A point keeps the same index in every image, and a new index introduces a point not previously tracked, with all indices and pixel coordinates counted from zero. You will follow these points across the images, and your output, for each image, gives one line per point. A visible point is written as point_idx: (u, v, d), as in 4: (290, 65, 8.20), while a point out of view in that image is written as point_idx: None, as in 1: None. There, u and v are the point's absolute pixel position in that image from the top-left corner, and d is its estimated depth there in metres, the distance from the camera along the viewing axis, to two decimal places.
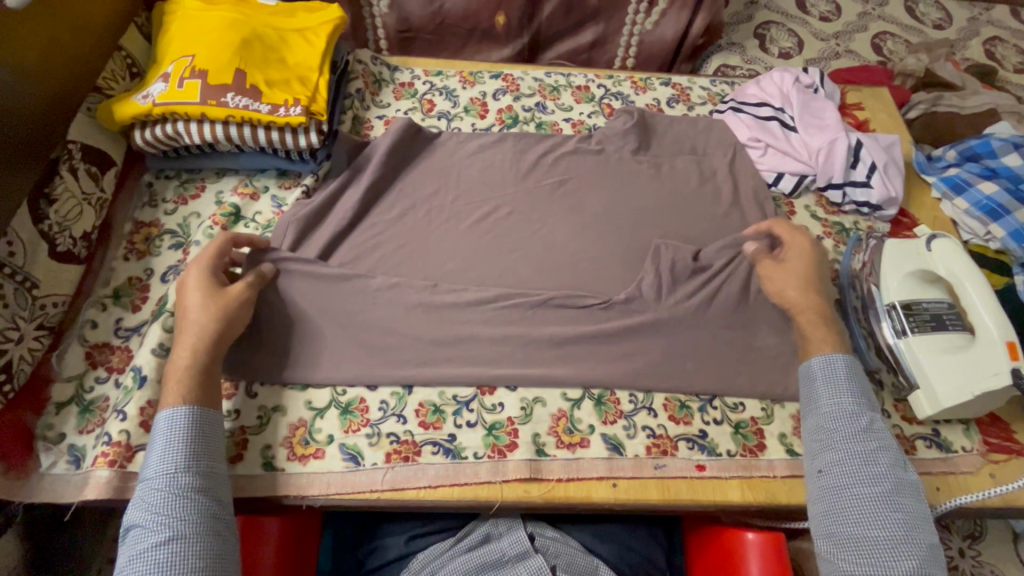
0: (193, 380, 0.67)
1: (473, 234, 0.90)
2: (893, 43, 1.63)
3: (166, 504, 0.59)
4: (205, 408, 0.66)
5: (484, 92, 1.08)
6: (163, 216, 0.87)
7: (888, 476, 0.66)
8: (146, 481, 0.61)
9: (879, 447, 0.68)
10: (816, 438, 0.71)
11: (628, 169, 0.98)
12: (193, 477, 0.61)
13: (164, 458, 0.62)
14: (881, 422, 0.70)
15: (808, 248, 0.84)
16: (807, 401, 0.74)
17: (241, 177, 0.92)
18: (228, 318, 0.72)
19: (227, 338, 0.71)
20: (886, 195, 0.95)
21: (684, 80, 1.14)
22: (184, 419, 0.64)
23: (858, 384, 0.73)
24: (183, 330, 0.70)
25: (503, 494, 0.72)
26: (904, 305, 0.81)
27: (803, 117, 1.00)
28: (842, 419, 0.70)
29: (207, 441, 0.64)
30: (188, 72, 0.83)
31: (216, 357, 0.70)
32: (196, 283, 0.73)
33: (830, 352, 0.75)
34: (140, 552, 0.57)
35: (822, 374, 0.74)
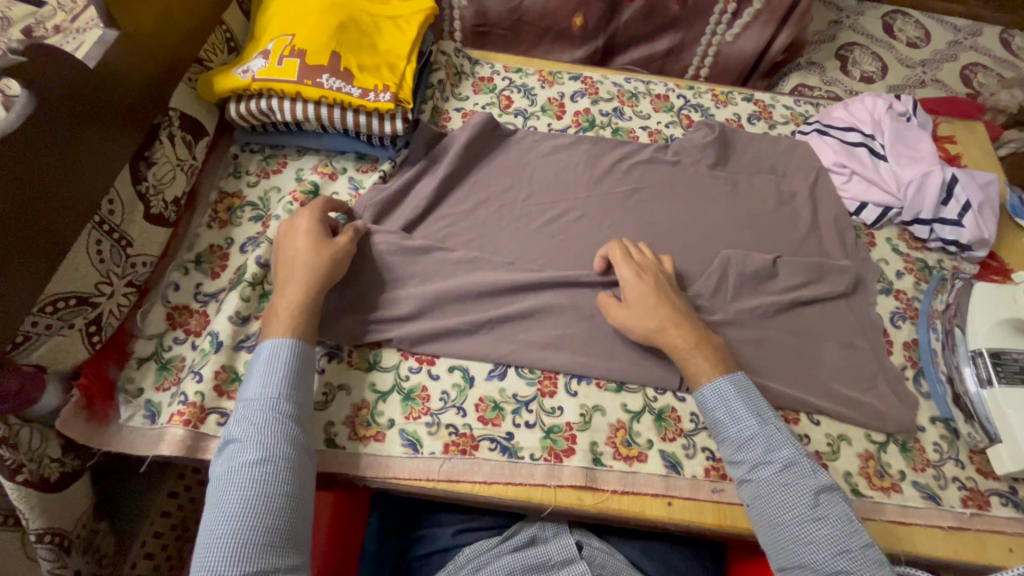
0: (298, 314, 0.69)
1: (544, 234, 0.90)
2: (984, 75, 1.55)
3: (266, 426, 0.61)
4: (306, 343, 0.68)
5: (563, 93, 1.07)
6: (246, 188, 0.90)
7: (804, 493, 0.63)
8: (247, 403, 0.63)
9: (784, 467, 0.65)
10: (734, 468, 0.68)
11: (703, 183, 0.96)
12: (293, 408, 0.64)
13: (267, 383, 0.64)
14: (781, 434, 0.67)
15: (636, 274, 0.79)
16: (712, 430, 0.71)
17: (322, 157, 0.94)
18: (333, 262, 0.75)
19: (331, 280, 0.74)
20: (978, 236, 0.90)
21: (767, 97, 1.11)
22: (289, 351, 0.66)
23: (749, 402, 0.69)
24: (291, 269, 0.73)
25: (557, 498, 0.71)
26: (992, 354, 0.78)
27: (896, 146, 0.96)
28: (750, 445, 0.67)
29: (304, 374, 0.67)
30: (288, 51, 0.85)
31: (319, 297, 0.72)
32: (307, 228, 0.77)
33: (722, 375, 0.71)
34: (236, 465, 0.59)
35: (714, 402, 0.70)
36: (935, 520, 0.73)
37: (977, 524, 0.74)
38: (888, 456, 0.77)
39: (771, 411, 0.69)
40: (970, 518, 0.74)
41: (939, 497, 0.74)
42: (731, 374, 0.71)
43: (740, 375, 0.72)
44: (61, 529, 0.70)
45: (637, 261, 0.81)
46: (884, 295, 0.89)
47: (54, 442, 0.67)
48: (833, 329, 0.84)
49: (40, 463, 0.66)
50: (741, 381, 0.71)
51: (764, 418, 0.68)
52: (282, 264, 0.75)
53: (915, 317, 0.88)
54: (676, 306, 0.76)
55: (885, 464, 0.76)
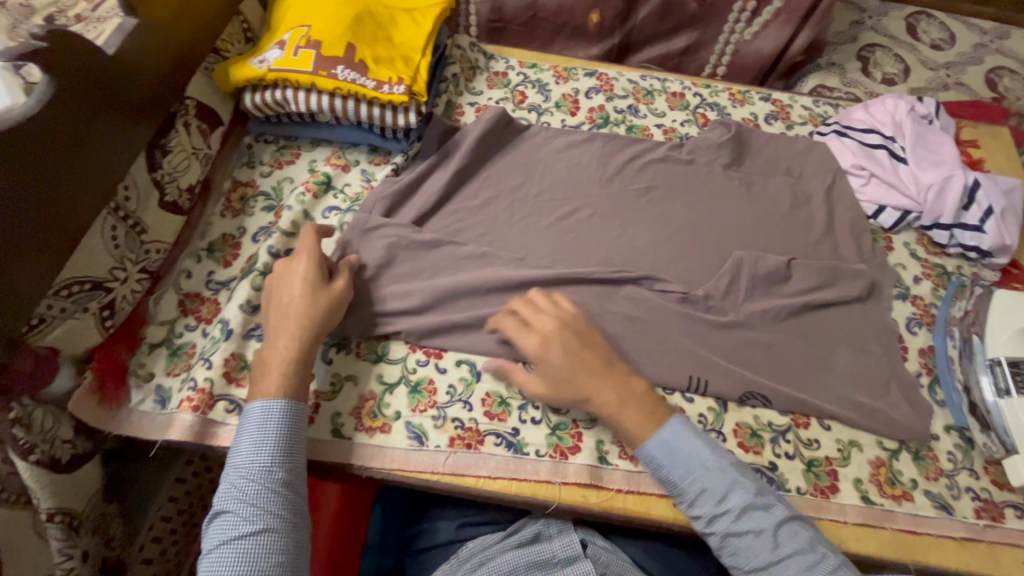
0: (292, 368, 0.68)
1: (554, 231, 0.90)
2: (1010, 80, 1.52)
3: (260, 495, 0.61)
4: (297, 403, 0.67)
5: (577, 89, 1.07)
6: (259, 178, 0.91)
7: (765, 536, 0.63)
8: (236, 470, 0.63)
9: (738, 511, 0.64)
10: (694, 521, 0.67)
11: (717, 183, 0.95)
12: (287, 473, 0.64)
13: (255, 449, 0.64)
14: (729, 476, 0.66)
15: (540, 343, 0.72)
16: (665, 485, 0.68)
17: (335, 148, 0.95)
18: (329, 312, 0.73)
19: (327, 330, 0.72)
20: (1000, 243, 0.88)
21: (785, 97, 1.10)
22: (280, 413, 0.65)
23: (692, 449, 0.67)
24: (284, 318, 0.71)
25: (562, 495, 0.71)
26: (1011, 363, 0.77)
27: (916, 149, 0.94)
28: (702, 499, 0.66)
29: (292, 433, 0.65)
30: (304, 42, 0.86)
31: (312, 350, 0.71)
32: (304, 274, 0.74)
33: (657, 428, 0.69)
34: (229, 539, 0.60)
35: (660, 456, 0.68)
36: (947, 530, 0.72)
37: (991, 536, 0.72)
38: (900, 464, 0.75)
39: (715, 453, 0.67)
40: (983, 530, 0.72)
41: (952, 507, 0.73)
42: (667, 423, 0.69)
43: (679, 419, 0.69)
44: (73, 509, 0.70)
45: (536, 322, 0.74)
46: (900, 300, 0.88)
47: (66, 423, 0.68)
48: (846, 333, 0.83)
49: (52, 444, 0.66)
50: (679, 427, 0.68)
51: (709, 465, 0.66)
52: (274, 313, 0.72)
53: (932, 323, 0.86)
54: (588, 364, 0.71)
55: (896, 472, 0.75)
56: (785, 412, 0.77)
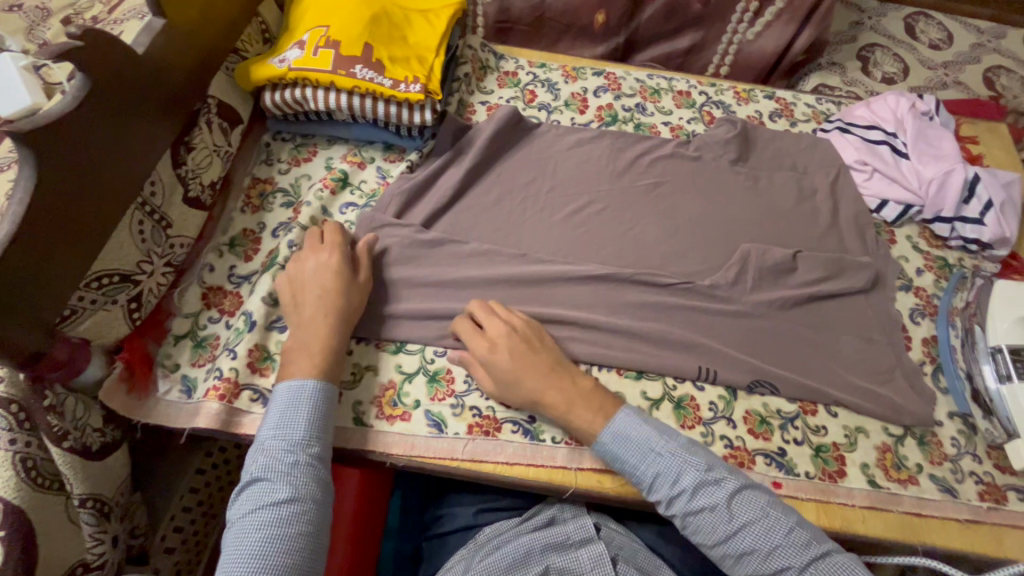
0: (325, 354, 0.71)
1: (566, 226, 0.92)
2: (1007, 78, 1.54)
3: (296, 466, 0.63)
4: (326, 384, 0.69)
5: (586, 88, 1.09)
6: (278, 175, 0.93)
7: (720, 511, 0.63)
8: (271, 440, 0.64)
9: (691, 492, 0.65)
10: (656, 505, 0.68)
11: (724, 179, 0.97)
12: (320, 450, 0.65)
13: (293, 421, 0.65)
14: (680, 457, 0.66)
15: (491, 347, 0.74)
16: (625, 474, 0.70)
17: (351, 146, 0.97)
18: (354, 304, 0.76)
19: (352, 321, 0.76)
20: (999, 235, 0.91)
21: (788, 95, 1.12)
22: (311, 393, 0.67)
23: (641, 435, 0.68)
24: (315, 309, 0.74)
25: (578, 480, 0.73)
26: (1011, 350, 0.79)
27: (918, 145, 0.96)
28: (658, 482, 0.66)
29: (325, 410, 0.68)
30: (323, 42, 0.88)
31: (342, 337, 0.74)
32: (335, 265, 0.77)
33: (606, 421, 0.70)
34: (262, 506, 0.60)
35: (615, 448, 0.69)
36: (951, 513, 0.74)
37: (994, 518, 0.74)
38: (905, 449, 0.77)
39: (666, 437, 0.68)
40: (986, 512, 0.74)
41: (956, 490, 0.75)
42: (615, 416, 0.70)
43: (626, 407, 0.71)
44: (102, 496, 0.71)
45: (487, 326, 0.76)
46: (903, 292, 0.90)
47: (96, 412, 0.70)
48: (852, 323, 0.85)
49: (83, 432, 0.68)
50: (628, 417, 0.70)
51: (658, 450, 0.67)
52: (304, 300, 0.75)
53: (934, 314, 0.88)
54: (535, 366, 0.73)
55: (901, 457, 0.77)
56: (793, 399, 0.80)
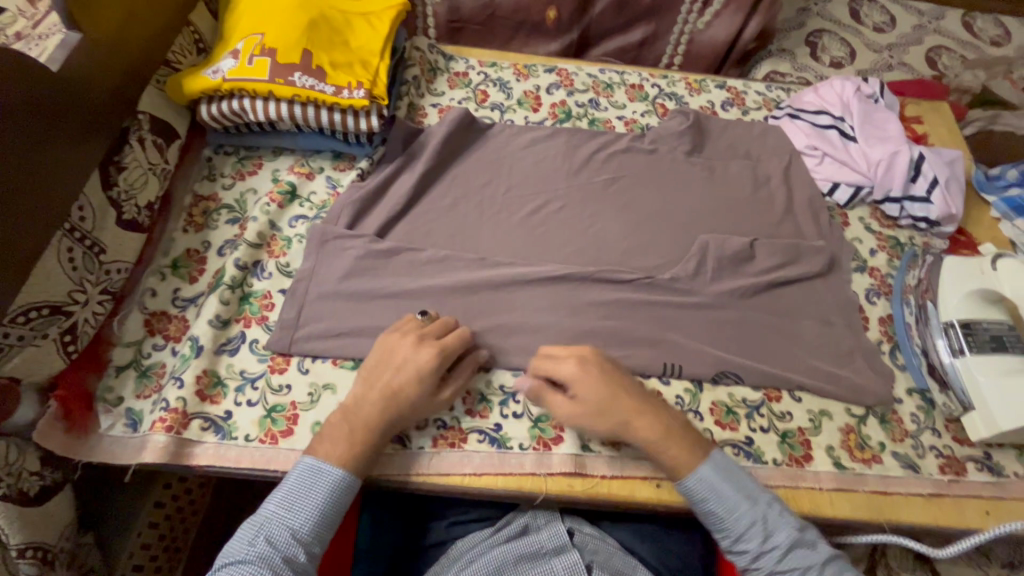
0: (366, 447, 0.67)
1: (524, 227, 0.90)
2: (948, 58, 1.59)
3: (290, 562, 0.60)
4: (348, 481, 0.65)
5: (538, 85, 1.08)
6: (221, 191, 0.89)
7: (812, 573, 0.63)
8: (274, 521, 0.62)
9: (784, 549, 0.64)
10: (737, 556, 0.67)
11: (680, 170, 0.97)
12: (319, 548, 0.63)
13: (300, 510, 0.63)
14: (776, 513, 0.66)
15: (579, 367, 0.71)
16: (705, 519, 0.68)
17: (298, 157, 0.94)
18: (417, 409, 0.70)
19: (405, 423, 0.70)
20: (946, 212, 0.92)
21: (739, 84, 1.13)
22: (337, 481, 0.64)
23: (735, 485, 0.67)
24: (381, 399, 0.68)
25: (548, 486, 0.72)
26: (963, 325, 0.80)
27: (865, 127, 0.98)
28: (749, 533, 0.65)
29: (336, 507, 0.64)
30: (258, 50, 0.84)
31: (388, 430, 0.68)
32: (427, 368, 0.70)
33: (699, 463, 0.68)
34: None
35: (703, 493, 0.67)
36: (915, 488, 0.75)
37: (955, 489, 0.76)
38: (868, 429, 0.78)
39: (759, 489, 0.68)
40: (948, 485, 0.76)
41: (918, 465, 0.76)
42: (710, 458, 0.68)
43: (720, 455, 0.69)
44: (44, 543, 0.68)
45: (578, 349, 0.73)
46: (859, 273, 0.91)
47: (32, 455, 0.66)
48: (811, 308, 0.86)
49: (18, 478, 0.64)
50: (721, 464, 0.68)
51: (754, 501, 0.66)
52: (377, 381, 0.69)
53: (889, 293, 0.90)
54: (623, 393, 0.70)
55: (865, 436, 0.78)
56: (757, 387, 0.80)
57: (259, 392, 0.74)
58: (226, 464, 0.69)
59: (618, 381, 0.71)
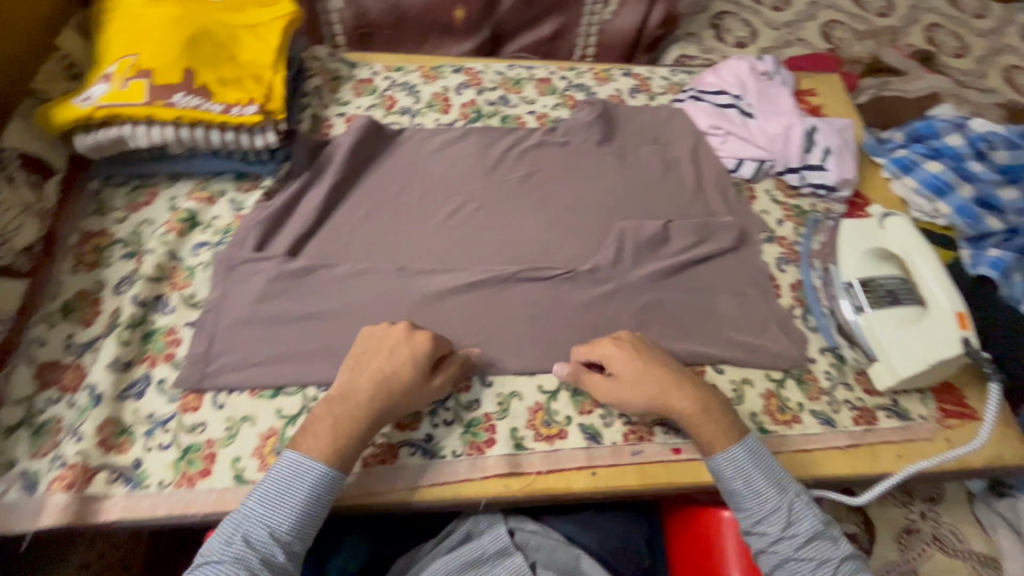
0: (350, 440, 0.65)
1: (443, 231, 0.89)
2: (841, 31, 1.66)
3: (270, 561, 0.59)
4: (331, 483, 0.63)
5: (446, 87, 1.06)
6: (113, 225, 0.84)
7: (826, 566, 0.64)
8: (253, 522, 0.61)
9: (806, 540, 0.66)
10: (754, 538, 0.68)
11: (593, 160, 0.99)
12: (297, 546, 0.62)
13: (279, 511, 0.61)
14: (800, 504, 0.68)
15: (617, 346, 0.75)
16: (730, 499, 0.70)
17: (197, 181, 0.89)
18: (407, 399, 0.68)
19: (395, 413, 0.68)
20: (841, 177, 0.98)
21: (645, 71, 1.16)
22: (319, 480, 0.63)
23: (766, 471, 0.69)
24: (370, 387, 0.67)
25: (485, 489, 0.72)
26: (862, 282, 0.85)
27: (760, 104, 1.02)
28: (772, 517, 0.67)
29: (316, 505, 0.63)
30: (132, 72, 0.79)
31: (375, 424, 0.67)
32: (417, 358, 0.69)
33: (736, 444, 0.70)
34: None
35: (733, 473, 0.69)
36: (833, 442, 0.79)
37: (870, 438, 0.80)
38: (787, 391, 0.82)
39: (789, 479, 0.69)
40: (861, 435, 0.80)
41: (834, 420, 0.81)
42: (744, 440, 0.70)
43: (759, 444, 0.71)
44: None
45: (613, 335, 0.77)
46: (768, 243, 0.95)
47: None
48: (726, 282, 0.89)
49: None
50: (756, 449, 0.70)
51: (783, 488, 0.68)
52: (370, 367, 0.68)
53: (797, 260, 0.94)
54: (665, 371, 0.73)
55: (784, 399, 0.81)
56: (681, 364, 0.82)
57: (171, 435, 0.70)
58: (139, 515, 0.65)
59: (657, 359, 0.74)
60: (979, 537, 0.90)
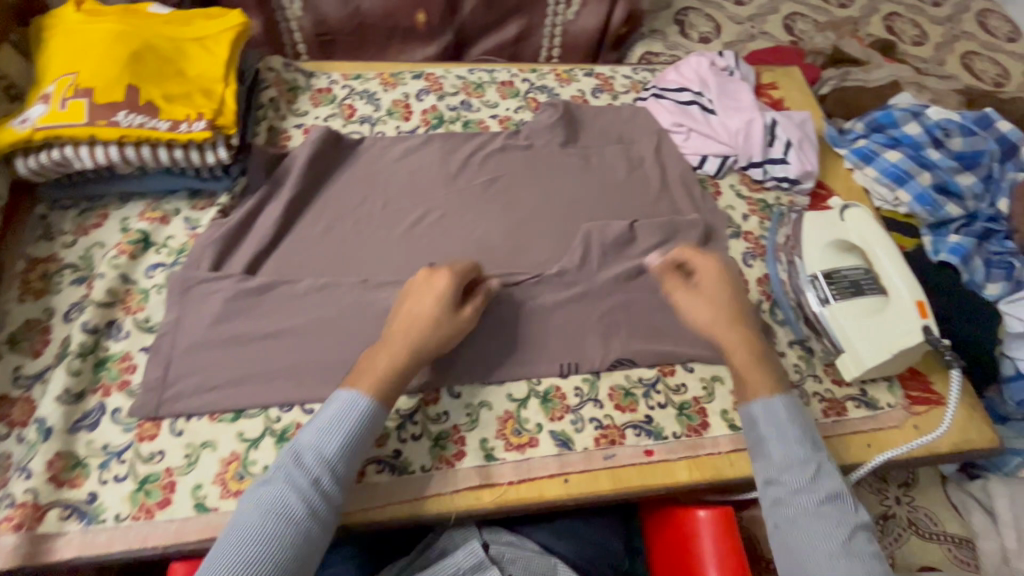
0: (392, 377, 0.67)
1: (407, 241, 0.88)
2: (803, 23, 1.69)
3: (316, 483, 0.59)
4: (371, 417, 0.64)
5: (407, 93, 1.05)
6: (61, 249, 0.81)
7: (843, 528, 0.60)
8: (304, 449, 0.61)
9: (828, 498, 0.62)
10: (771, 490, 0.65)
11: (557, 162, 0.98)
12: (345, 475, 0.62)
13: (330, 437, 0.62)
14: (830, 467, 0.65)
15: (723, 276, 0.78)
16: (756, 448, 0.68)
17: (149, 201, 0.86)
18: (441, 333, 0.70)
19: (433, 346, 0.70)
20: (803, 170, 0.99)
21: (607, 70, 1.15)
22: (366, 410, 0.64)
23: (801, 427, 0.68)
24: (399, 327, 0.70)
25: (455, 503, 0.71)
26: (826, 275, 0.85)
27: (721, 100, 1.03)
28: (797, 466, 0.65)
29: (364, 435, 0.63)
30: (71, 92, 0.76)
31: (413, 359, 0.68)
32: (441, 293, 0.72)
33: (774, 394, 0.70)
34: (264, 513, 0.56)
35: (765, 420, 0.68)
36: None
37: (840, 429, 0.81)
38: None
39: (821, 441, 0.68)
40: (831, 426, 0.81)
41: None
42: (786, 395, 0.70)
43: (798, 403, 0.70)
44: None
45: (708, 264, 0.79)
46: (734, 239, 0.95)
47: None
48: None
49: None
50: (795, 406, 0.69)
51: (815, 445, 0.67)
52: (401, 311, 0.71)
53: (763, 253, 0.94)
54: (738, 308, 0.76)
55: None
56: (651, 365, 0.82)
57: (127, 465, 0.67)
58: (95, 551, 0.63)
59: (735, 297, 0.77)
60: (952, 520, 0.92)
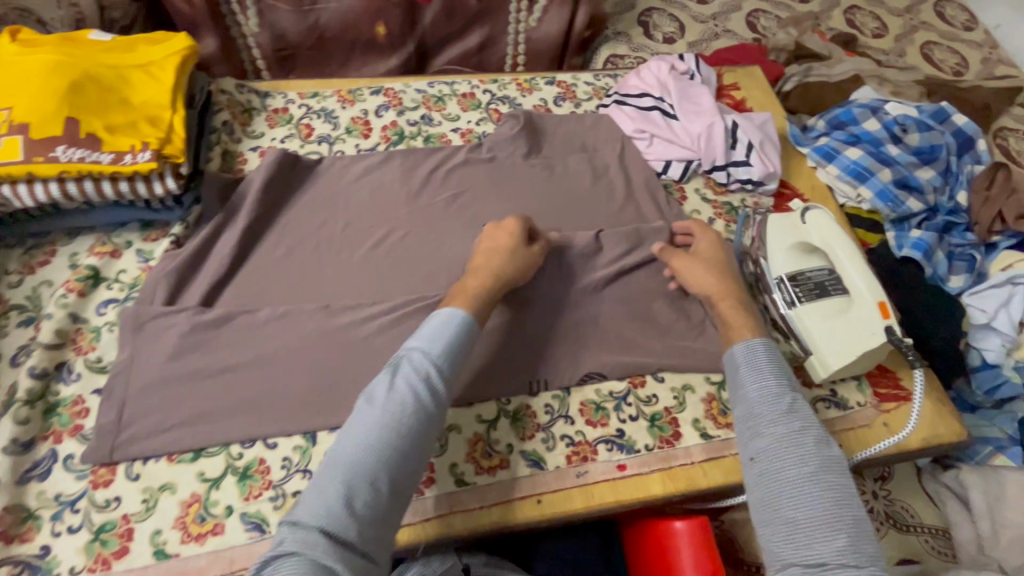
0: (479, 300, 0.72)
1: (369, 262, 0.86)
2: (766, 19, 1.70)
3: (424, 380, 0.62)
4: (469, 331, 0.68)
5: (365, 110, 1.03)
6: (7, 291, 0.78)
7: (814, 456, 0.61)
8: (412, 352, 0.65)
9: (801, 429, 0.64)
10: (749, 422, 0.67)
11: (520, 173, 0.97)
12: (450, 377, 0.65)
13: (433, 343, 0.65)
14: (806, 403, 0.67)
15: (714, 246, 0.86)
16: (735, 388, 0.71)
17: (99, 235, 0.83)
18: (520, 265, 0.78)
19: (512, 274, 0.77)
20: (766, 171, 0.99)
21: (569, 77, 1.14)
22: (463, 322, 0.68)
23: (779, 366, 0.70)
24: (483, 258, 0.78)
25: (426, 533, 0.69)
26: (790, 277, 0.84)
27: (681, 104, 1.02)
28: (774, 398, 0.67)
29: (464, 343, 0.67)
30: (4, 128, 0.74)
31: (497, 286, 0.75)
32: (514, 232, 0.80)
33: (750, 338, 0.73)
34: (377, 403, 0.60)
35: (744, 361, 0.71)
36: None
37: None
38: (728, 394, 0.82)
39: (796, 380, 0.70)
40: None
41: None
42: (766, 339, 0.72)
43: (778, 351, 0.72)
44: None
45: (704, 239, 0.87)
46: None
47: None
48: (663, 286, 0.88)
49: None
50: (774, 349, 0.71)
51: (792, 382, 0.69)
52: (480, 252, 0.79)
53: None
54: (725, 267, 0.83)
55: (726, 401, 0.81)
56: (622, 377, 0.81)
57: (81, 514, 0.65)
58: None
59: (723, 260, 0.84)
60: (929, 510, 0.92)
